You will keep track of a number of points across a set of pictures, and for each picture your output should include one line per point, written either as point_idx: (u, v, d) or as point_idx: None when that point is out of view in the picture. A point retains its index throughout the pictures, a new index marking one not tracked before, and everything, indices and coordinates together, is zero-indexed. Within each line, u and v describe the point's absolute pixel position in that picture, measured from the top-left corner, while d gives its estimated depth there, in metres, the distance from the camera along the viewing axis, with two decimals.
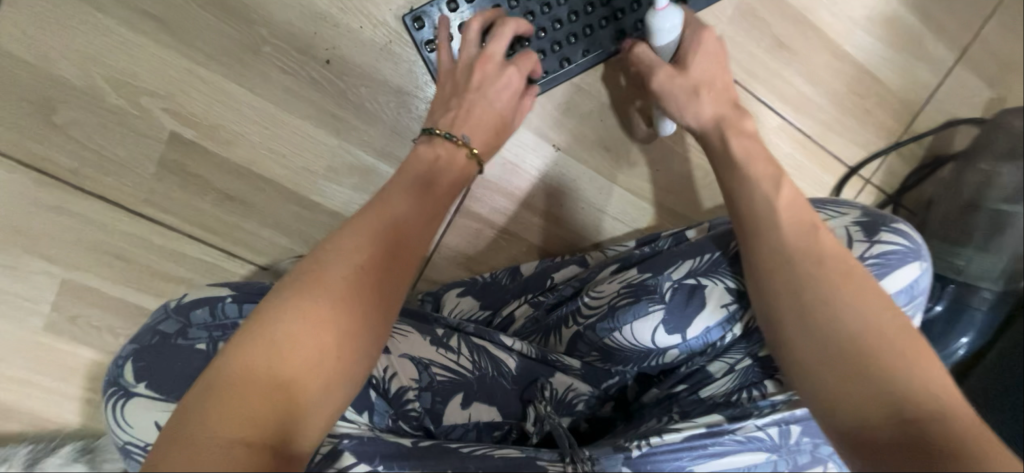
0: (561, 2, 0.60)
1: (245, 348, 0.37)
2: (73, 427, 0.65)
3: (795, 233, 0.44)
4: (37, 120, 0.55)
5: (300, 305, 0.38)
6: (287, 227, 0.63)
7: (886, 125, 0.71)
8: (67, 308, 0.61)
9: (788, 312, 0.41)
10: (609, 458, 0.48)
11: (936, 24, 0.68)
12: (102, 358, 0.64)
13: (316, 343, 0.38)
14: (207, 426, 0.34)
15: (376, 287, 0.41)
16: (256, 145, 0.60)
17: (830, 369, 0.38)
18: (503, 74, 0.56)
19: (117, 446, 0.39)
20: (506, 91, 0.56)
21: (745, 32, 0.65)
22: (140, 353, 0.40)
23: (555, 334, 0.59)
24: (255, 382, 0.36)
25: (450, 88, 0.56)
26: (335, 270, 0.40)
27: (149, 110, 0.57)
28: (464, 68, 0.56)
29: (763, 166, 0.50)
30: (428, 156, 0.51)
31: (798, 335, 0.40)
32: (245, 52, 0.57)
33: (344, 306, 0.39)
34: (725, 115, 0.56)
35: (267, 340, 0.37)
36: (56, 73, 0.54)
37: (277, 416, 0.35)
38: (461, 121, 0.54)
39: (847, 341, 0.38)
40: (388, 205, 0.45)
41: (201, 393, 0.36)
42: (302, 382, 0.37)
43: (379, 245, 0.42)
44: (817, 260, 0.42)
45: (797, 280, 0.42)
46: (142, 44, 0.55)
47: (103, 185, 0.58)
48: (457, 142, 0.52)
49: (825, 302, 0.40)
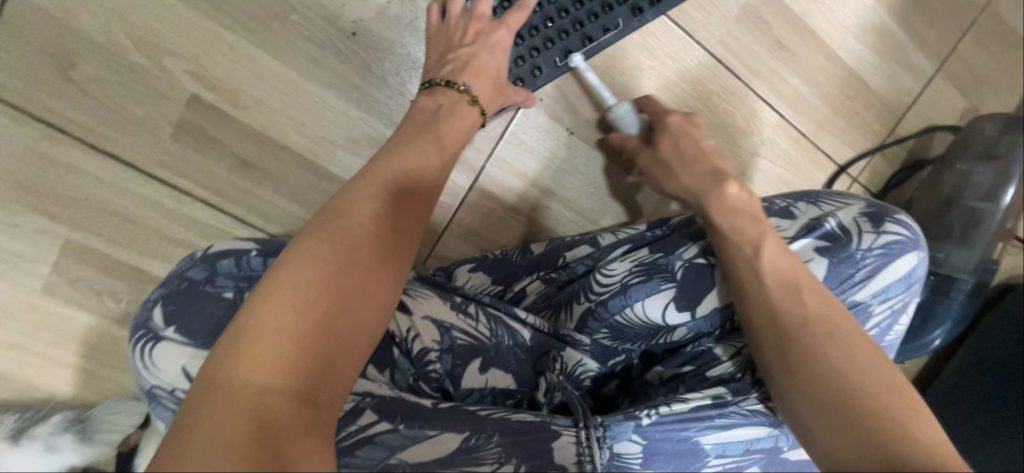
0: None
1: (270, 289, 0.34)
2: (65, 397, 0.63)
3: (783, 295, 0.48)
4: (57, 75, 0.56)
5: (324, 242, 0.37)
6: (301, 197, 0.63)
7: (873, 127, 0.76)
8: (67, 269, 0.60)
9: (778, 372, 0.45)
10: (621, 425, 0.47)
11: (918, 35, 0.74)
12: (102, 323, 0.62)
13: (343, 285, 0.36)
14: (233, 378, 0.31)
15: (398, 228, 0.40)
16: (277, 113, 0.61)
17: (818, 417, 0.42)
18: (494, 32, 0.58)
19: (145, 388, 0.40)
20: (498, 48, 0.59)
21: (748, 31, 0.69)
22: (169, 298, 0.41)
23: (566, 310, 0.60)
24: (286, 319, 0.33)
25: (444, 45, 0.58)
26: (354, 215, 0.39)
27: (171, 71, 0.58)
28: (456, 24, 0.58)
29: (749, 225, 0.52)
30: (430, 106, 0.54)
31: (789, 395, 0.44)
32: (272, 19, 0.58)
33: (370, 241, 0.38)
34: (705, 192, 0.55)
35: (288, 282, 0.34)
36: (79, 29, 0.55)
37: (310, 361, 0.33)
38: (459, 72, 0.56)
39: (834, 394, 0.42)
40: (397, 153, 0.46)
41: (223, 340, 0.33)
42: (331, 325, 0.34)
43: (394, 190, 0.42)
44: (803, 323, 0.46)
45: (784, 340, 0.46)
46: (169, 5, 0.56)
47: (117, 144, 0.58)
48: (458, 88, 0.55)
49: (811, 359, 0.44)
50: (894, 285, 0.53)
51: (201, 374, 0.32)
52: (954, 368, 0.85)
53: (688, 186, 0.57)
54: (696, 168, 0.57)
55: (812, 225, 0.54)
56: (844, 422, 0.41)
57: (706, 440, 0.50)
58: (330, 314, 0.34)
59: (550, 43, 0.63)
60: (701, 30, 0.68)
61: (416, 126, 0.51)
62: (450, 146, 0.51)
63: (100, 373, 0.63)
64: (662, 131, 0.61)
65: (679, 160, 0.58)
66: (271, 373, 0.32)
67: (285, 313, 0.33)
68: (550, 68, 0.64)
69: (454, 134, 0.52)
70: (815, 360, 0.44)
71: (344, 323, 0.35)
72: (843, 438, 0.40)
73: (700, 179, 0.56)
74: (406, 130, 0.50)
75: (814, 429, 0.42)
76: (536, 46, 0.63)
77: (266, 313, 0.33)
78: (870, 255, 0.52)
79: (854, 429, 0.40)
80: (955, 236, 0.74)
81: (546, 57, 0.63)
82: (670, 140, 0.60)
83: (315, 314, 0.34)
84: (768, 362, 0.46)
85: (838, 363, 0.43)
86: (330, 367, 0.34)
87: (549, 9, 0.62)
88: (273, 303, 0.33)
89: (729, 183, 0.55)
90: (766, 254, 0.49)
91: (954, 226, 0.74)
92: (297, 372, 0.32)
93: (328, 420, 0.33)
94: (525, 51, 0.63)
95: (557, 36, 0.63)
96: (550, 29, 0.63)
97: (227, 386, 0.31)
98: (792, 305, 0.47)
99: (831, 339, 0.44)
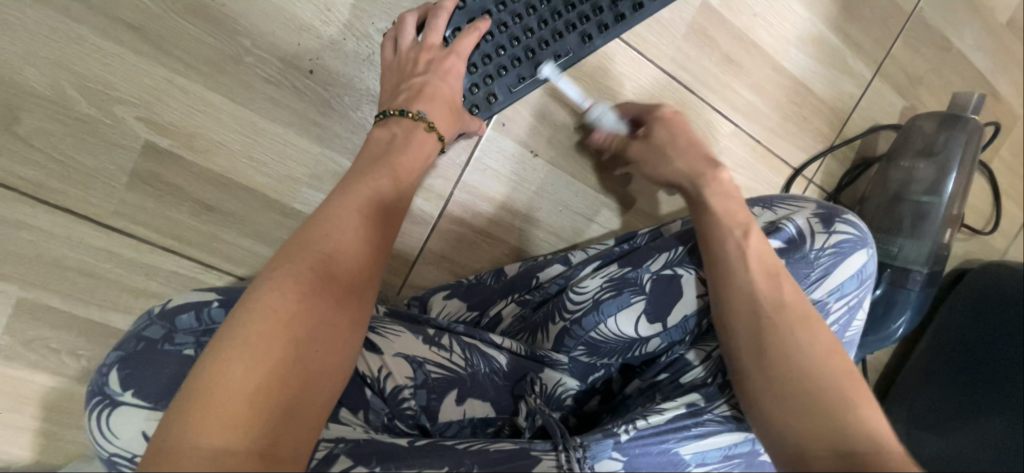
0: (531, 12, 0.63)
1: (221, 345, 0.34)
2: (25, 462, 0.60)
3: (762, 278, 0.51)
4: (2, 131, 0.54)
5: (277, 290, 0.36)
6: (267, 236, 0.63)
7: (821, 131, 0.80)
8: (21, 330, 0.58)
9: (745, 352, 0.49)
10: (600, 444, 0.48)
11: (855, 43, 0.78)
12: (62, 384, 0.60)
13: (301, 331, 0.35)
14: (186, 444, 0.31)
15: (356, 267, 0.40)
16: (236, 153, 0.60)
17: (773, 397, 0.46)
18: (446, 60, 0.59)
19: (103, 457, 0.39)
20: (450, 75, 0.59)
21: (697, 48, 0.72)
22: (126, 360, 0.39)
23: (542, 331, 0.61)
24: (238, 376, 0.33)
25: (397, 76, 0.59)
26: (310, 256, 0.39)
27: (123, 119, 0.56)
28: (408, 55, 0.59)
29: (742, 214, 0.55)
30: (384, 137, 0.54)
31: (761, 375, 0.47)
32: (226, 62, 0.58)
33: (328, 282, 0.38)
34: (695, 175, 0.60)
35: (242, 333, 0.34)
36: (22, 82, 0.53)
37: (269, 415, 0.32)
38: (414, 100, 0.57)
39: (794, 378, 0.46)
40: (353, 187, 0.46)
41: (176, 403, 0.32)
42: (289, 375, 0.34)
43: (353, 227, 0.42)
44: (778, 305, 0.49)
45: (759, 324, 0.49)
46: (118, 53, 0.55)
47: (68, 197, 0.56)
48: (413, 117, 0.56)
49: (778, 345, 0.47)
50: (848, 282, 0.55)
51: (154, 441, 0.32)
52: (919, 355, 0.89)
53: (682, 169, 0.61)
54: (691, 152, 0.62)
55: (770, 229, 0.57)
56: (802, 406, 0.44)
57: (685, 451, 0.51)
58: (287, 363, 0.34)
59: (503, 71, 0.63)
60: (652, 48, 0.70)
61: (371, 159, 0.51)
62: (408, 177, 0.51)
63: (62, 434, 0.61)
64: (655, 122, 0.65)
65: (673, 145, 0.63)
66: (225, 433, 0.31)
67: (240, 367, 0.33)
68: (505, 94, 0.64)
69: (412, 165, 0.52)
70: (781, 348, 0.47)
71: (305, 372, 0.35)
72: (800, 423, 0.44)
73: (698, 163, 0.61)
74: (362, 164, 0.50)
75: (769, 412, 0.46)
76: (490, 74, 0.63)
77: (221, 370, 0.33)
78: (823, 254, 0.55)
79: (807, 410, 0.44)
80: (906, 229, 0.77)
81: (500, 83, 0.64)
82: (666, 130, 0.64)
83: (270, 366, 0.33)
84: (738, 346, 0.49)
85: (796, 353, 0.47)
86: (292, 418, 0.33)
87: (500, 38, 0.63)
88: (227, 360, 0.33)
89: (722, 170, 0.59)
90: (752, 240, 0.53)
91: (904, 220, 0.77)
92: (254, 427, 0.32)
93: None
94: (479, 79, 0.63)
95: (510, 63, 0.63)
96: (502, 57, 0.63)
97: (181, 451, 0.30)
98: (770, 290, 0.50)
99: (800, 324, 0.48)
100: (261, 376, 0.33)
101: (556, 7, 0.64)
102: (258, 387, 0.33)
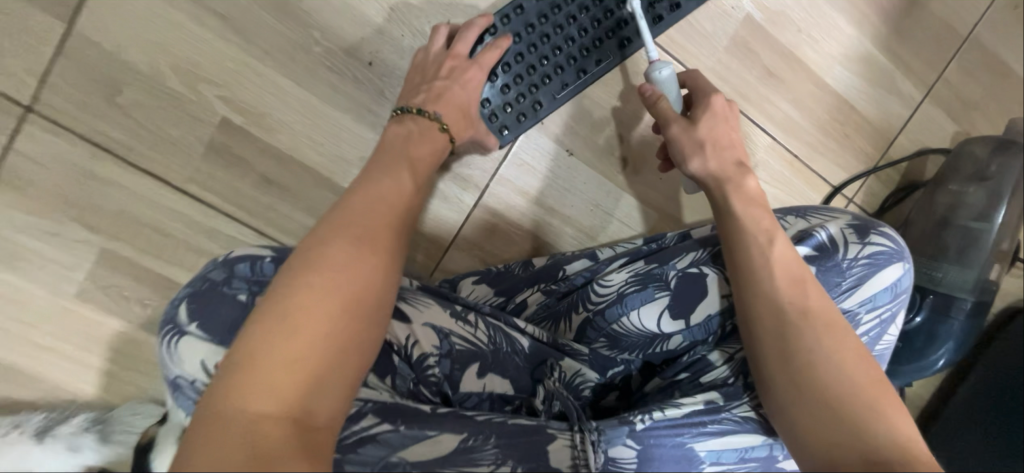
0: (571, 21, 0.67)
1: (261, 320, 0.37)
2: (88, 398, 0.67)
3: (789, 287, 0.52)
4: (106, 100, 0.62)
5: (309, 272, 0.40)
6: (316, 212, 0.68)
7: (864, 150, 0.79)
8: (100, 276, 0.65)
9: (773, 353, 0.50)
10: (615, 430, 0.50)
11: (905, 64, 0.77)
12: (127, 329, 0.67)
13: (329, 309, 0.39)
14: (230, 408, 0.35)
15: (377, 252, 0.43)
16: (298, 133, 0.66)
17: (811, 404, 0.47)
18: (468, 71, 0.62)
19: (169, 378, 0.43)
20: (471, 85, 0.63)
21: (738, 60, 0.73)
22: (194, 296, 0.45)
23: (564, 321, 0.63)
24: (274, 349, 0.36)
25: (421, 78, 0.62)
26: (337, 240, 0.42)
27: (206, 97, 0.64)
28: (434, 62, 0.63)
29: (765, 221, 0.57)
30: (401, 132, 0.57)
31: (789, 379, 0.49)
32: (298, 51, 0.64)
33: (354, 267, 0.41)
34: (731, 178, 0.61)
35: (278, 311, 0.38)
36: (127, 59, 0.61)
37: (302, 385, 0.36)
38: (432, 102, 0.60)
39: (824, 384, 0.47)
40: (373, 182, 0.48)
41: (221, 371, 0.36)
42: (319, 350, 0.37)
43: (374, 216, 0.45)
44: (803, 313, 0.51)
45: (787, 330, 0.50)
46: (208, 38, 0.63)
47: (152, 162, 0.64)
48: (430, 117, 0.59)
49: (806, 349, 0.49)
50: (881, 294, 0.54)
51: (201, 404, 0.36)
52: (968, 389, 0.85)
53: (714, 168, 0.61)
54: (727, 153, 0.62)
55: (802, 235, 0.57)
56: (831, 411, 0.46)
57: (700, 447, 0.52)
58: (323, 338, 0.38)
59: (547, 80, 0.67)
60: (693, 59, 0.72)
61: (395, 151, 0.54)
62: (423, 171, 0.54)
63: (121, 376, 0.68)
64: (704, 108, 0.63)
65: (713, 141, 0.62)
66: (267, 402, 0.35)
67: (276, 341, 0.37)
68: (550, 100, 0.68)
69: (425, 160, 0.55)
70: (812, 349, 0.49)
71: (333, 348, 0.38)
72: (832, 428, 0.45)
73: (730, 166, 0.62)
74: (381, 158, 0.52)
75: (802, 416, 0.47)
76: (534, 83, 0.67)
77: (260, 343, 0.36)
78: (856, 264, 0.54)
79: (840, 416, 0.45)
80: (952, 254, 0.74)
81: (545, 92, 0.68)
82: (712, 120, 0.63)
83: (303, 342, 0.37)
84: (766, 347, 0.51)
85: (826, 358, 0.48)
86: (323, 390, 0.37)
87: (543, 48, 0.67)
88: (265, 335, 0.37)
89: (750, 176, 0.61)
90: (777, 248, 0.54)
91: (950, 245, 0.74)
92: (292, 395, 0.36)
93: (325, 437, 0.36)
94: (524, 89, 0.67)
95: (553, 71, 0.68)
96: (546, 66, 0.67)
97: (226, 414, 0.35)
98: (794, 295, 0.52)
99: (826, 332, 0.49)
100: (294, 351, 0.37)
101: (596, 13, 0.68)
102: (291, 361, 0.36)
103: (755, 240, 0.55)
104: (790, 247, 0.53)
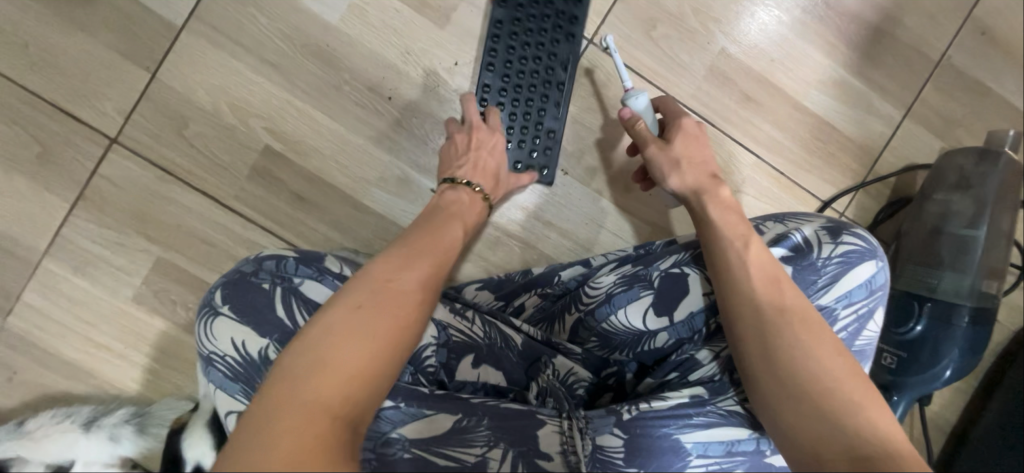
0: (522, 58, 0.75)
1: (335, 331, 0.41)
2: (131, 394, 0.75)
3: (766, 287, 0.54)
4: (174, 132, 0.75)
5: (381, 294, 0.44)
6: (340, 225, 0.77)
7: (850, 166, 0.83)
8: (153, 281, 0.75)
9: (753, 350, 0.52)
10: (602, 418, 0.54)
11: (880, 87, 0.83)
12: (171, 329, 0.75)
13: (394, 330, 0.43)
14: (296, 407, 0.38)
15: (437, 286, 0.48)
16: (327, 158, 0.77)
17: (793, 401, 0.48)
18: (492, 137, 0.69)
19: (204, 353, 0.51)
20: (497, 147, 0.69)
21: (718, 88, 0.81)
22: (227, 285, 0.53)
23: (559, 322, 0.69)
24: (344, 358, 0.40)
25: (456, 154, 0.68)
26: (409, 271, 0.47)
27: (253, 128, 0.76)
28: (459, 140, 0.69)
29: (738, 228, 0.59)
30: (451, 200, 0.62)
31: (770, 375, 0.50)
32: (331, 90, 0.76)
33: (419, 296, 0.46)
34: (704, 188, 0.65)
35: (351, 325, 0.42)
36: (194, 100, 0.75)
37: (360, 395, 0.40)
38: (472, 173, 0.66)
39: (804, 380, 0.49)
40: (436, 225, 0.54)
41: (290, 371, 0.40)
42: (379, 366, 0.41)
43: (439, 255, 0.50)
44: (780, 311, 0.52)
45: (765, 328, 0.52)
46: (259, 82, 0.76)
47: (206, 183, 0.75)
48: (476, 189, 0.64)
49: (785, 347, 0.50)
50: (856, 291, 0.57)
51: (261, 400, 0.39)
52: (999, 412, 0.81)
53: (689, 183, 0.67)
54: (701, 166, 0.68)
55: (779, 237, 0.60)
56: (812, 406, 0.47)
57: (686, 438, 0.53)
58: (386, 355, 0.42)
59: (541, 112, 0.76)
60: (675, 88, 0.80)
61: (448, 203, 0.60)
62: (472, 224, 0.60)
63: (161, 373, 0.75)
64: (677, 130, 0.70)
65: (688, 160, 0.68)
66: (329, 405, 0.39)
67: (346, 353, 0.40)
68: (556, 123, 0.76)
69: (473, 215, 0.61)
70: (791, 346, 0.50)
71: (389, 365, 0.42)
72: (813, 424, 0.47)
73: (705, 177, 0.67)
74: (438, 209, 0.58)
75: (785, 411, 0.48)
76: (536, 120, 0.76)
77: (332, 352, 0.40)
78: (830, 262, 0.57)
79: (821, 412, 0.47)
80: (947, 262, 0.75)
81: (548, 119, 0.76)
82: (684, 140, 0.69)
83: (370, 356, 0.41)
84: (746, 345, 0.52)
85: (805, 355, 0.49)
86: (373, 402, 0.41)
87: (519, 97, 0.75)
88: (337, 345, 0.41)
89: (723, 186, 0.65)
90: (752, 251, 0.56)
91: (945, 254, 0.76)
92: (351, 401, 0.39)
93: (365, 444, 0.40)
94: (533, 131, 0.76)
95: (539, 100, 0.76)
96: (533, 104, 0.75)
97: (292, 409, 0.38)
98: (771, 294, 0.53)
99: (804, 330, 0.51)
100: (360, 364, 0.41)
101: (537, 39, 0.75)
102: (356, 372, 0.40)
103: (730, 243, 0.57)
104: (765, 251, 0.55)
